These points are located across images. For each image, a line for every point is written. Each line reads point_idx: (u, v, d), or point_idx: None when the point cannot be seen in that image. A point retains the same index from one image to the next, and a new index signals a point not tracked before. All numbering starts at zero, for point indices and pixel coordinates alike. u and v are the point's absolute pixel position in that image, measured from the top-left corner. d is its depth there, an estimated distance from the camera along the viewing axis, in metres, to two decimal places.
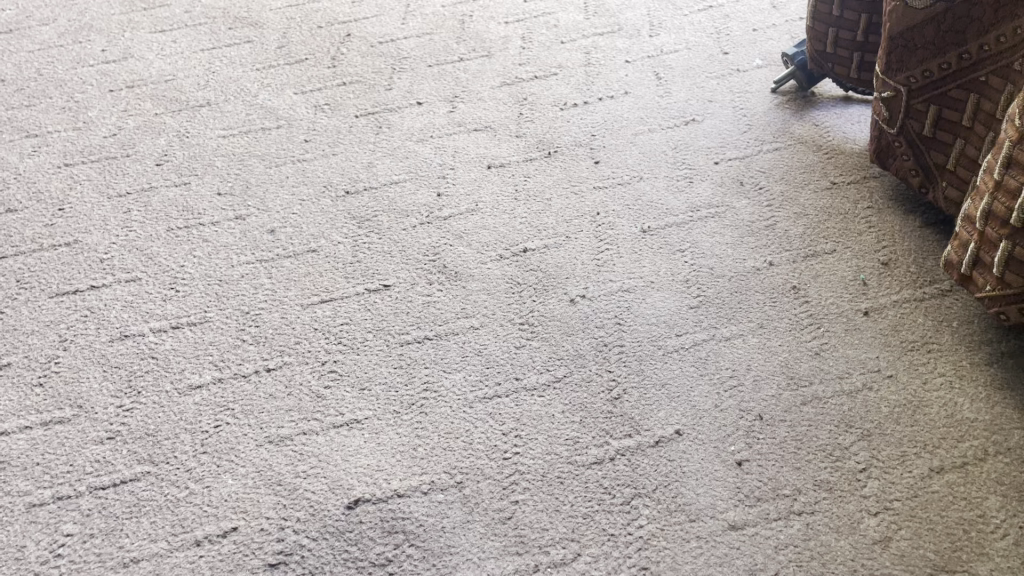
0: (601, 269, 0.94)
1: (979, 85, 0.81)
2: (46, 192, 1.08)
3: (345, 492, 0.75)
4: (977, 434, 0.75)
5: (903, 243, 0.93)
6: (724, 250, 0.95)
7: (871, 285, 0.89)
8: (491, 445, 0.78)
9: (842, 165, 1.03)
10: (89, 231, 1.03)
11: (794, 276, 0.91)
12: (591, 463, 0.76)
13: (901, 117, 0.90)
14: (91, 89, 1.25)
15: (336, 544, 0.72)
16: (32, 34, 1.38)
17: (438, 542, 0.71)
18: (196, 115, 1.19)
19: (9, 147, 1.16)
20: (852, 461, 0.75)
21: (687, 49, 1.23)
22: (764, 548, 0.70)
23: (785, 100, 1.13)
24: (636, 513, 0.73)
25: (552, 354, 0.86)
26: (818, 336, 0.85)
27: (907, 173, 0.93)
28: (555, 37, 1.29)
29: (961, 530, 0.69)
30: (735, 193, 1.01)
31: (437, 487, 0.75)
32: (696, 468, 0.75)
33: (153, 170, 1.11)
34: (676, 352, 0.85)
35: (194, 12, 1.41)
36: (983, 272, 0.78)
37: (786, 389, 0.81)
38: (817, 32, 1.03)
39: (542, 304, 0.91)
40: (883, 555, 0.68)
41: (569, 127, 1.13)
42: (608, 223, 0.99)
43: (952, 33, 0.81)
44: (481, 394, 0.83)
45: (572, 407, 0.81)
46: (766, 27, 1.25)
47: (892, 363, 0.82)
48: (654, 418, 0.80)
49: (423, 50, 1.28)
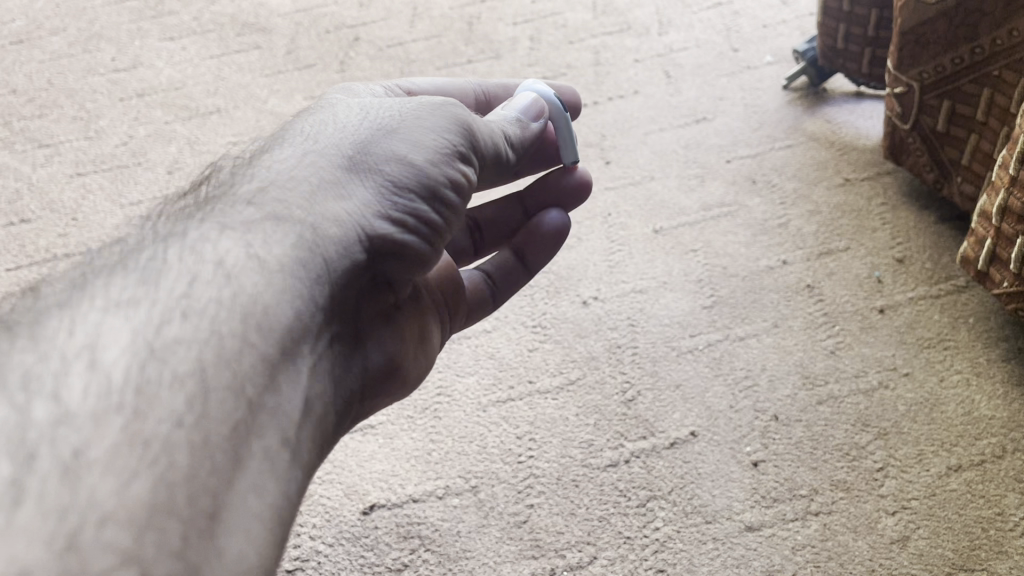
0: (614, 271, 0.94)
1: (992, 80, 0.80)
2: (59, 202, 1.09)
3: (361, 497, 0.77)
4: (995, 431, 0.75)
5: (917, 239, 0.92)
6: (737, 250, 0.94)
7: (886, 283, 0.88)
8: (505, 448, 0.79)
9: (855, 160, 1.02)
10: (102, 240, 1.03)
11: (808, 275, 0.91)
12: (606, 466, 0.77)
13: (915, 113, 0.89)
14: (101, 98, 1.26)
15: (352, 550, 0.73)
16: (42, 44, 1.38)
17: (455, 547, 0.73)
18: (207, 122, 1.20)
19: (21, 158, 1.17)
20: (869, 460, 0.75)
21: (696, 47, 1.23)
22: (782, 548, 0.70)
23: (796, 96, 1.13)
24: (652, 515, 0.73)
25: (566, 357, 0.86)
26: (833, 335, 0.84)
27: (921, 169, 0.93)
28: (564, 37, 1.28)
29: (980, 528, 0.69)
30: (747, 191, 1.01)
31: (452, 491, 0.76)
32: (712, 470, 0.75)
33: (164, 178, 1.11)
34: (691, 353, 0.85)
35: (202, 18, 1.41)
36: (1000, 268, 0.78)
37: (802, 388, 0.80)
38: (827, 29, 1.02)
39: (555, 306, 0.91)
40: (902, 555, 0.69)
41: (579, 128, 1.13)
42: (620, 224, 0.99)
43: (964, 27, 0.79)
44: (494, 398, 0.83)
45: (587, 409, 0.81)
46: (776, 22, 1.24)
47: (908, 360, 0.81)
48: (669, 420, 0.80)
49: (431, 53, 1.28)
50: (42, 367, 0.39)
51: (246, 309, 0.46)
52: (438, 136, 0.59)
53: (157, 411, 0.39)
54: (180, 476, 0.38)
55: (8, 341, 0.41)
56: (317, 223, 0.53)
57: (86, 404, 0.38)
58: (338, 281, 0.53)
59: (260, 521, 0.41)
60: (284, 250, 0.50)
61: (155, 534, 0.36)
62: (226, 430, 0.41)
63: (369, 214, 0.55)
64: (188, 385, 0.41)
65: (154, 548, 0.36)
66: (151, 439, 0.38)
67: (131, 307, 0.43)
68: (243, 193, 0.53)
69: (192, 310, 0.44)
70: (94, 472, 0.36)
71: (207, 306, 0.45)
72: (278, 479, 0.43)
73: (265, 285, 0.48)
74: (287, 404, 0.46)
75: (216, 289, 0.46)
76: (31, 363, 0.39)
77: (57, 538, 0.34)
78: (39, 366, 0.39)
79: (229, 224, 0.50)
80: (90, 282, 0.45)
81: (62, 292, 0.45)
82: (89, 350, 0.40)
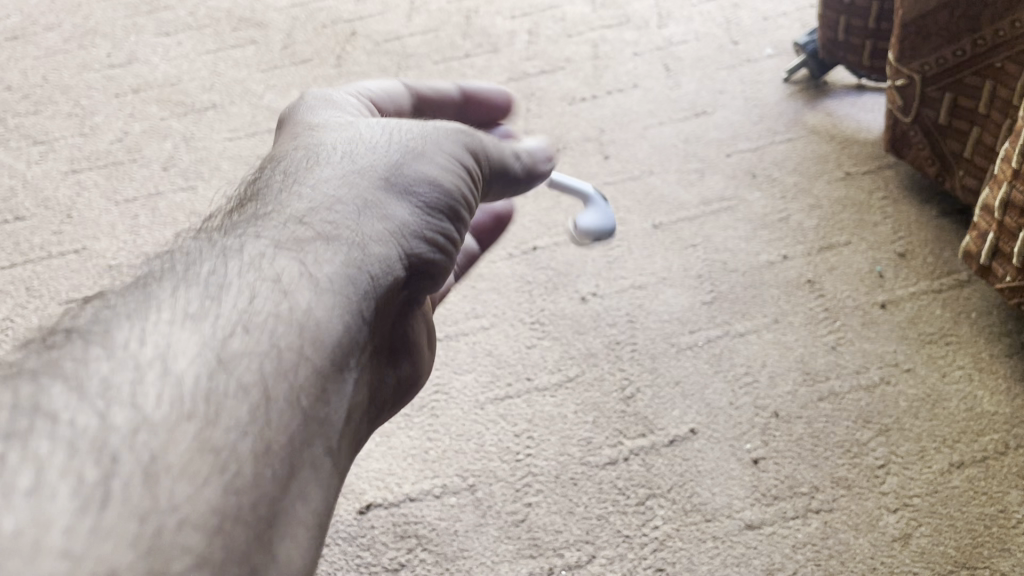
0: (613, 267, 0.93)
1: (995, 72, 0.79)
2: (55, 199, 1.08)
3: (357, 497, 0.76)
4: (997, 427, 0.74)
5: (919, 233, 0.91)
6: (737, 245, 0.93)
7: (887, 278, 0.88)
8: (503, 447, 0.78)
9: (857, 154, 1.01)
10: (97, 238, 1.02)
11: (808, 270, 0.90)
12: (604, 464, 0.76)
13: (917, 105, 0.88)
14: (96, 94, 1.25)
15: (349, 549, 0.73)
16: (37, 40, 1.37)
17: (452, 546, 0.72)
18: (203, 118, 1.19)
19: (16, 155, 1.16)
20: (871, 457, 0.74)
21: (696, 40, 1.21)
22: (782, 546, 0.70)
23: (797, 89, 1.12)
24: (651, 514, 0.72)
25: (564, 354, 0.85)
26: (834, 330, 0.84)
27: (923, 163, 0.92)
28: (562, 31, 1.27)
29: (983, 526, 0.69)
30: (747, 186, 1.00)
31: (450, 490, 0.76)
32: (712, 467, 0.75)
33: (159, 174, 1.10)
34: (690, 349, 0.84)
35: (198, 13, 1.40)
36: (1003, 262, 0.77)
37: (802, 384, 0.80)
38: (828, 20, 1.01)
39: (553, 303, 0.90)
40: (904, 553, 0.68)
41: (577, 122, 1.12)
42: (619, 219, 0.98)
43: (966, 19, 0.78)
44: (492, 395, 0.83)
45: (585, 406, 0.81)
46: (777, 15, 1.23)
47: (910, 356, 0.80)
48: (668, 417, 0.79)
49: (428, 48, 1.27)
50: (117, 373, 0.36)
51: (304, 321, 0.43)
52: (458, 150, 0.56)
53: (225, 420, 0.37)
54: (247, 481, 0.36)
55: (78, 344, 0.37)
56: (367, 242, 0.48)
57: (162, 411, 0.35)
58: (386, 303, 0.49)
59: (315, 535, 0.38)
60: (337, 270, 0.46)
61: (224, 543, 0.34)
62: (287, 437, 0.39)
63: (408, 234, 0.51)
64: (253, 395, 0.38)
65: (223, 551, 0.34)
66: (221, 448, 0.36)
67: (199, 314, 0.40)
68: (285, 212, 0.48)
69: (256, 317, 0.41)
70: (170, 476, 0.34)
71: (270, 316, 0.42)
72: (326, 487, 0.40)
73: (317, 296, 0.44)
74: (339, 409, 0.43)
75: (278, 300, 0.42)
76: (108, 371, 0.36)
77: (138, 545, 0.31)
78: (113, 374, 0.36)
79: (281, 242, 0.46)
80: (150, 283, 0.42)
81: (125, 294, 0.41)
82: (160, 358, 0.37)
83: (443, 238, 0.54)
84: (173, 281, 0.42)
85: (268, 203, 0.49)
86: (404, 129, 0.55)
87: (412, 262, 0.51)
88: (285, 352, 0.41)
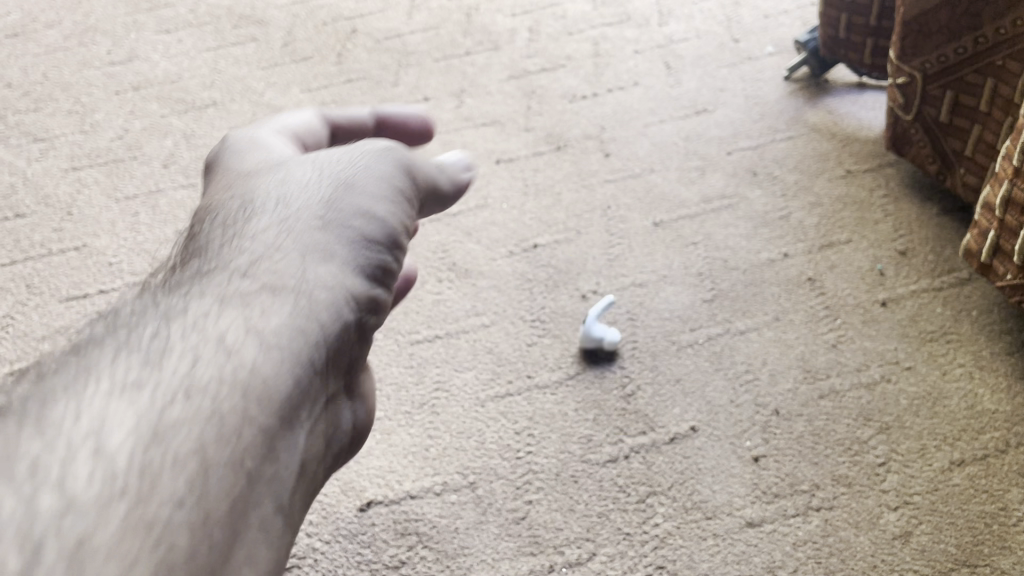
0: (613, 264, 0.93)
1: (996, 70, 0.79)
2: (55, 197, 1.08)
3: (357, 494, 0.76)
4: (998, 425, 0.74)
5: (920, 231, 0.91)
6: (738, 243, 0.93)
7: (888, 276, 0.87)
8: (504, 444, 0.78)
9: (857, 152, 1.01)
10: (98, 235, 1.02)
11: (809, 268, 0.90)
12: (605, 462, 0.76)
13: (918, 103, 0.88)
14: (97, 91, 1.25)
15: (349, 547, 0.73)
16: (38, 38, 1.37)
17: (452, 544, 0.72)
18: (203, 115, 1.19)
19: (16, 153, 1.16)
20: (871, 455, 0.74)
21: (697, 38, 1.21)
22: (783, 544, 0.69)
23: (798, 87, 1.11)
24: (652, 512, 0.72)
25: (565, 352, 0.85)
26: (835, 328, 0.84)
27: (924, 160, 0.92)
28: (563, 28, 1.27)
29: (983, 524, 0.69)
30: (748, 184, 1.00)
31: (450, 487, 0.76)
32: (713, 465, 0.75)
33: (160, 172, 1.10)
34: (690, 347, 0.84)
35: (198, 11, 1.40)
36: (1003, 261, 0.77)
37: (803, 382, 0.80)
38: (829, 18, 1.01)
39: (554, 300, 0.90)
40: (904, 550, 0.68)
41: (578, 120, 1.12)
42: (619, 217, 0.98)
43: (968, 16, 0.78)
44: (493, 392, 0.83)
45: (586, 404, 0.81)
46: (778, 12, 1.23)
47: (911, 354, 0.80)
48: (669, 415, 0.79)
49: (429, 45, 1.27)
50: (50, 455, 0.38)
51: (246, 382, 0.43)
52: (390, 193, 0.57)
53: (158, 494, 0.38)
54: (182, 556, 0.36)
55: (14, 428, 0.39)
56: (306, 291, 0.49)
57: (91, 491, 0.37)
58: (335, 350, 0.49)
59: None
60: (278, 324, 0.46)
61: None
62: (226, 507, 0.39)
63: (347, 275, 0.51)
64: (190, 467, 0.39)
65: None
66: (153, 524, 0.37)
67: (134, 390, 0.42)
68: (229, 269, 0.49)
69: (195, 385, 0.42)
70: (99, 556, 0.35)
71: (210, 385, 0.43)
72: (276, 546, 0.41)
73: (262, 355, 0.45)
74: (287, 467, 0.43)
75: (217, 366, 0.43)
76: (39, 455, 0.38)
77: None
78: (45, 456, 0.38)
79: (224, 305, 0.47)
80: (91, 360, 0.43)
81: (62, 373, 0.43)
82: (93, 437, 0.39)
83: (384, 275, 0.54)
84: (114, 351, 0.44)
85: (212, 259, 0.50)
86: (343, 169, 0.57)
87: (360, 302, 0.51)
88: (227, 416, 0.42)
